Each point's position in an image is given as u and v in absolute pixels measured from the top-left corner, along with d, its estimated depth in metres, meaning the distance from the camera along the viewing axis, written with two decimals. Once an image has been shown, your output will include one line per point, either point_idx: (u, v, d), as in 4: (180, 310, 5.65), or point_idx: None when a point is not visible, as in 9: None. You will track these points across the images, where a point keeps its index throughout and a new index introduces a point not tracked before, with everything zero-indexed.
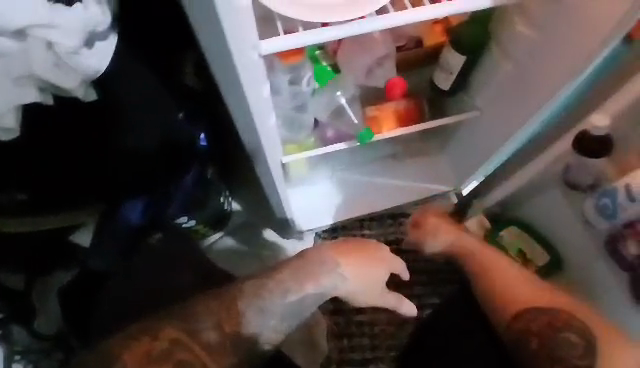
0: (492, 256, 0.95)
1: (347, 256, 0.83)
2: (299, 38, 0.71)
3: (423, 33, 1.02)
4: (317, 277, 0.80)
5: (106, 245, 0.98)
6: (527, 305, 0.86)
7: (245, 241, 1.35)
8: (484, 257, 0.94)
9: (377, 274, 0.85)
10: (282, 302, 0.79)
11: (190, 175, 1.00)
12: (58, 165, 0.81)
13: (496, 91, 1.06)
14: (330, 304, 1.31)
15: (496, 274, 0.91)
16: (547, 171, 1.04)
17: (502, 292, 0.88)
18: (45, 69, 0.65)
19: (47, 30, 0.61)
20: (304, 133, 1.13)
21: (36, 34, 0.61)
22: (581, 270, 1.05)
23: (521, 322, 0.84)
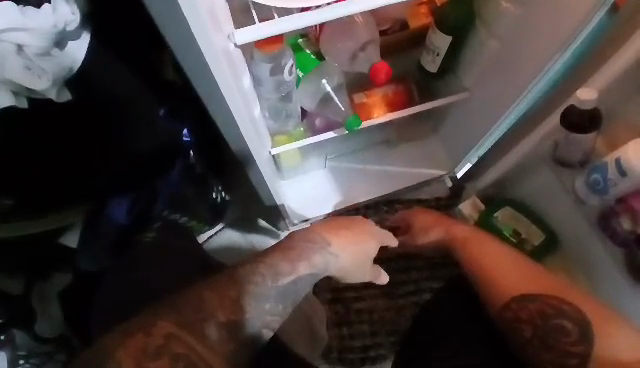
0: (483, 244, 0.92)
1: (341, 237, 0.87)
2: (275, 25, 0.69)
3: (408, 15, 1.01)
4: (310, 258, 0.83)
5: (96, 243, 1.00)
6: (519, 293, 0.84)
7: (245, 233, 1.34)
8: (473, 244, 0.93)
9: (364, 248, 0.89)
10: (275, 285, 0.80)
11: (175, 169, 0.97)
12: (36, 168, 0.79)
13: (482, 71, 1.04)
14: (329, 293, 1.32)
15: (487, 263, 0.88)
16: (536, 151, 1.04)
17: (494, 280, 0.86)
18: (17, 72, 0.64)
19: (17, 33, 0.61)
20: (292, 123, 1.11)
21: (6, 39, 0.61)
22: (573, 247, 1.05)
23: (512, 310, 0.83)
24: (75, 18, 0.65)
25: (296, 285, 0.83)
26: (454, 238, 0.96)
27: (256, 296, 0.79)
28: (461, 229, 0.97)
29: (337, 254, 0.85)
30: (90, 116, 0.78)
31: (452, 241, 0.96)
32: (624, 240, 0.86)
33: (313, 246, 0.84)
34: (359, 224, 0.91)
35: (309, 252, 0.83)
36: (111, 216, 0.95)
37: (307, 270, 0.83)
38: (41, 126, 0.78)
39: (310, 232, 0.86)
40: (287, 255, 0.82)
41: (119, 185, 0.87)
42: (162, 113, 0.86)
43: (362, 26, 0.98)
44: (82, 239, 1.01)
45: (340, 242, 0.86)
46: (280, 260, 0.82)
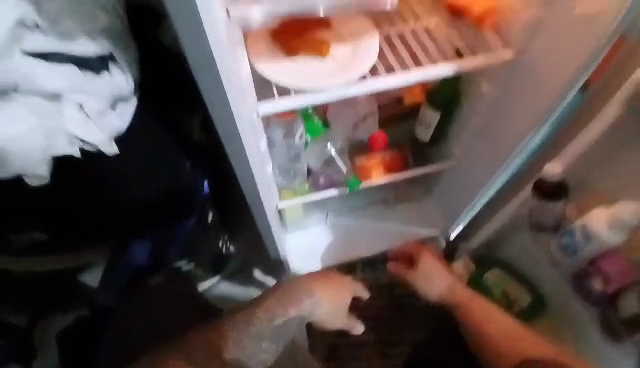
0: (482, 312, 0.99)
1: (326, 287, 0.93)
2: (292, 101, 0.85)
3: (403, 93, 1.15)
4: (299, 302, 0.88)
5: (110, 283, 1.06)
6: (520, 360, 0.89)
7: (243, 284, 1.43)
8: (473, 311, 1.00)
9: (343, 299, 0.96)
10: (270, 325, 0.85)
11: (191, 219, 1.05)
12: (76, 211, 0.88)
13: (469, 141, 1.19)
14: (322, 349, 1.39)
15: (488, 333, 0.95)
16: (517, 216, 1.15)
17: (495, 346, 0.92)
18: (77, 127, 0.74)
19: (81, 94, 0.75)
20: (298, 180, 1.23)
21: (71, 98, 0.74)
22: (557, 306, 1.10)
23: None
24: (129, 85, 0.84)
25: (287, 326, 0.89)
26: (457, 304, 1.03)
27: (253, 337, 0.84)
28: (464, 292, 1.04)
29: (321, 302, 0.91)
30: (131, 170, 0.88)
31: (455, 308, 1.03)
32: (596, 297, 0.93)
33: (303, 291, 0.90)
34: (337, 278, 0.98)
35: (299, 297, 0.89)
36: (133, 258, 1.03)
37: (296, 313, 0.88)
38: (86, 175, 0.86)
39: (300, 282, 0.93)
40: (283, 301, 0.88)
41: (142, 229, 0.97)
42: (189, 165, 0.98)
43: (364, 101, 1.14)
44: (100, 280, 1.07)
45: (324, 289, 0.92)
46: (275, 304, 0.87)
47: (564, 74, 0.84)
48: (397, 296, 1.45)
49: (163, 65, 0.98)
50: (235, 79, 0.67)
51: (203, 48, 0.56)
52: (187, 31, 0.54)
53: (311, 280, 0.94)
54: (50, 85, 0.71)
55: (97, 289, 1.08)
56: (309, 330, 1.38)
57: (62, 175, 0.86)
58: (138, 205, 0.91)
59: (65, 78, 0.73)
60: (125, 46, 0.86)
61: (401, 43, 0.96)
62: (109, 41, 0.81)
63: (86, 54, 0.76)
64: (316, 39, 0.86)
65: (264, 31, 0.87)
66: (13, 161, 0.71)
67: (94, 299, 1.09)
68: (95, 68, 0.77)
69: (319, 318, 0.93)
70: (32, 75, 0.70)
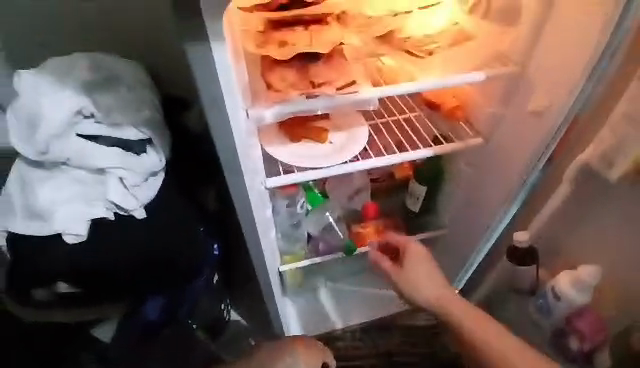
0: (474, 328, 0.91)
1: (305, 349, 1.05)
2: (295, 176, 1.00)
3: (393, 168, 1.34)
4: (282, 356, 1.03)
5: (126, 336, 1.17)
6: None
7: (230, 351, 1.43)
8: (461, 323, 0.93)
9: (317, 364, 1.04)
10: None
11: (202, 279, 1.14)
12: (101, 270, 1.00)
13: (454, 212, 1.32)
14: None
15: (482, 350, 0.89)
16: (502, 282, 1.23)
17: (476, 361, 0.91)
18: (116, 195, 1.00)
19: (121, 169, 0.99)
20: (299, 244, 1.35)
21: (113, 173, 0.99)
22: None
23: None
24: (161, 163, 1.03)
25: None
26: (447, 318, 0.97)
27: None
28: (459, 305, 0.97)
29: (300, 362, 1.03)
30: (156, 233, 1.04)
31: (448, 319, 0.97)
32: (574, 356, 1.01)
33: (293, 349, 1.04)
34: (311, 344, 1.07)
35: (285, 351, 1.04)
36: (147, 314, 1.13)
37: (283, 364, 1.02)
38: (117, 236, 1.01)
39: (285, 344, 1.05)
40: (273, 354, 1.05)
41: (157, 288, 1.06)
42: (203, 230, 1.10)
43: (359, 176, 1.30)
44: (115, 333, 1.19)
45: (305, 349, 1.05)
46: (263, 356, 1.05)
47: (523, 158, 1.00)
48: None
49: (194, 146, 1.23)
50: (248, 161, 0.83)
51: (227, 138, 0.72)
52: (218, 127, 0.70)
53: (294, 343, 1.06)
54: (99, 162, 0.97)
55: (112, 340, 1.20)
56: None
57: (96, 235, 1.01)
58: (156, 264, 1.03)
59: (109, 157, 0.98)
60: (162, 132, 1.07)
61: (388, 130, 1.14)
62: (150, 130, 1.03)
63: (127, 139, 1.00)
64: (317, 128, 1.05)
65: (273, 126, 1.06)
66: (58, 219, 0.97)
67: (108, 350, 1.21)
68: (136, 150, 1.01)
69: None
70: (86, 154, 0.97)
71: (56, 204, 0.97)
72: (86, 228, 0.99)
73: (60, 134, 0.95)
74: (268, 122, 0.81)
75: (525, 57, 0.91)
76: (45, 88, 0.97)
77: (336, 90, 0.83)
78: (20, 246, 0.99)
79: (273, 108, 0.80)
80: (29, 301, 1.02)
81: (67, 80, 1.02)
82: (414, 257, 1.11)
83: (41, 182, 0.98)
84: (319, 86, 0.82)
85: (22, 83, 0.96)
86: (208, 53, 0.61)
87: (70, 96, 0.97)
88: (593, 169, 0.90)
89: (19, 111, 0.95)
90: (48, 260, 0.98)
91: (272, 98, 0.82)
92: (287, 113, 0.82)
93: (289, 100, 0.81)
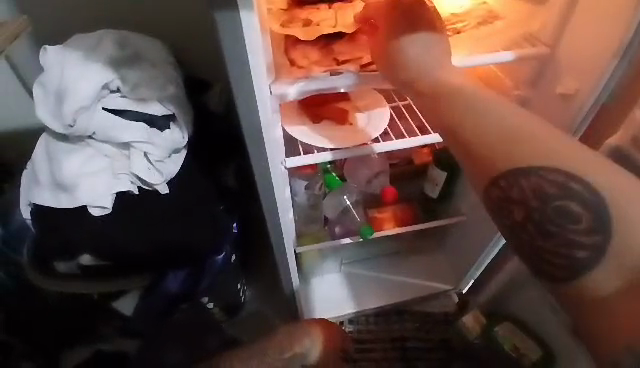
0: (470, 104, 0.64)
1: (318, 328, 1.06)
2: (315, 156, 1.00)
3: (412, 154, 1.32)
4: (293, 345, 1.01)
5: (145, 310, 1.20)
6: (503, 168, 0.62)
7: (251, 331, 1.44)
8: (491, 126, 0.62)
9: (333, 344, 1.08)
10: (282, 356, 1.00)
11: (221, 255, 1.17)
12: (123, 242, 1.02)
13: (474, 199, 1.30)
14: None
15: (481, 137, 0.62)
16: (521, 271, 1.20)
17: (474, 152, 0.63)
18: (141, 170, 1.02)
19: (146, 145, 1.01)
20: (317, 225, 1.35)
21: (138, 147, 1.01)
22: (564, 358, 1.11)
23: (477, 169, 0.64)
24: (183, 140, 1.06)
25: (295, 361, 1.01)
26: (448, 105, 0.66)
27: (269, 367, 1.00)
28: (435, 94, 0.69)
29: (315, 341, 1.04)
30: (179, 208, 1.06)
31: (439, 102, 0.67)
32: None
33: (305, 329, 1.05)
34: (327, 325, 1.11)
35: (301, 335, 1.03)
36: (168, 287, 1.16)
37: (299, 348, 1.02)
38: (141, 207, 1.04)
39: (300, 327, 1.06)
40: (291, 337, 1.03)
41: (177, 261, 1.09)
42: (222, 208, 1.13)
43: (377, 160, 1.29)
44: (136, 307, 1.21)
45: (318, 329, 1.06)
46: (284, 337, 1.03)
47: None
48: (405, 352, 1.44)
49: (213, 124, 1.24)
50: (271, 137, 0.83)
51: (252, 112, 0.72)
52: (243, 99, 0.70)
53: (308, 326, 1.06)
54: (124, 136, 0.99)
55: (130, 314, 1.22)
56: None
57: (121, 209, 1.03)
58: (176, 239, 1.05)
59: (134, 131, 1.00)
60: (185, 109, 1.09)
61: (410, 114, 1.13)
62: (174, 106, 1.06)
63: (153, 114, 1.03)
64: (339, 108, 1.05)
65: (293, 104, 1.07)
66: (83, 192, 0.99)
67: (130, 323, 1.24)
68: (159, 125, 1.03)
69: (317, 361, 1.03)
70: (112, 128, 0.99)
71: (81, 176, 1.00)
72: (111, 202, 1.01)
73: (87, 106, 0.97)
74: (291, 99, 0.81)
75: (555, 38, 0.89)
76: (72, 60, 0.99)
77: (360, 68, 0.82)
78: (43, 219, 1.03)
79: (297, 84, 0.79)
80: (53, 273, 1.07)
81: (95, 53, 1.05)
82: (422, 37, 0.73)
83: (68, 156, 1.01)
84: (343, 63, 0.82)
85: (48, 58, 0.99)
86: (234, 17, 0.60)
87: (98, 69, 1.00)
88: (622, 152, 0.83)
89: (48, 85, 0.98)
90: (71, 231, 1.01)
91: (295, 74, 0.81)
92: (312, 90, 0.81)
93: (313, 76, 0.80)
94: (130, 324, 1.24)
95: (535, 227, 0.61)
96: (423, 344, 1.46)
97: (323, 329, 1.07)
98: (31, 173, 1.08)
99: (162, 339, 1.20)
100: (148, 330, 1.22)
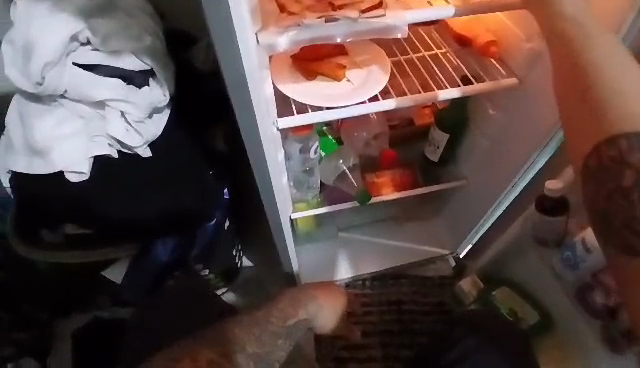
0: (601, 55, 0.49)
1: (325, 294, 1.05)
2: (309, 115, 0.92)
3: (413, 115, 1.25)
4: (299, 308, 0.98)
5: (136, 274, 1.17)
6: (583, 52, 0.49)
7: (250, 294, 1.43)
8: (616, 79, 0.47)
9: (340, 305, 1.07)
10: (284, 324, 0.95)
11: (213, 221, 1.13)
12: (103, 209, 0.97)
13: (478, 161, 1.25)
14: (319, 346, 1.38)
15: (604, 85, 0.47)
16: (521, 235, 1.18)
17: (566, 34, 0.51)
18: (118, 132, 0.95)
19: (122, 103, 0.93)
20: (312, 193, 1.28)
21: (113, 106, 0.93)
22: (567, 322, 1.09)
23: (556, 45, 0.51)
24: (165, 98, 0.98)
25: (298, 327, 0.98)
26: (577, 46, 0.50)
27: (270, 334, 0.93)
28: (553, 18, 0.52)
29: (323, 306, 1.02)
30: (168, 174, 1.01)
31: (565, 46, 0.50)
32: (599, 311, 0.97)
33: (309, 295, 1.02)
34: (331, 290, 1.08)
35: (306, 300, 1.00)
36: (156, 256, 1.14)
37: (305, 314, 0.99)
38: (123, 173, 0.98)
39: (307, 294, 1.01)
40: (296, 302, 0.99)
41: (171, 230, 1.04)
42: (212, 173, 1.07)
43: (375, 120, 1.23)
44: (127, 274, 1.19)
45: (326, 295, 1.04)
46: (288, 306, 0.97)
47: (524, 148, 1.05)
48: (400, 315, 1.43)
49: (202, 81, 1.15)
50: (261, 94, 0.75)
51: (237, 65, 0.65)
52: (226, 55, 0.64)
53: (317, 290, 1.04)
54: (97, 94, 0.91)
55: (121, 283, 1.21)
56: (316, 339, 1.38)
57: (101, 173, 0.97)
58: (166, 206, 1.00)
59: (109, 88, 0.92)
60: (166, 63, 1.00)
61: (412, 69, 1.05)
62: (152, 60, 0.97)
63: (129, 70, 0.94)
64: (334, 63, 0.96)
65: (284, 58, 0.98)
66: (58, 157, 0.93)
67: (122, 292, 1.23)
68: (137, 82, 0.95)
69: (320, 323, 1.03)
70: (84, 86, 0.91)
71: (56, 139, 0.92)
72: (89, 166, 0.95)
73: (55, 61, 0.88)
74: (282, 50, 0.72)
75: None
76: (42, 13, 0.90)
77: (360, 14, 0.72)
78: (22, 188, 0.97)
79: (288, 34, 0.71)
80: (36, 243, 1.05)
81: (64, 2, 0.93)
82: None
83: (41, 117, 0.93)
84: (340, 8, 0.72)
85: (22, 14, 0.90)
86: None
87: (66, 19, 0.90)
88: None
89: (15, 41, 0.89)
90: (51, 200, 0.96)
91: (286, 21, 0.71)
92: (304, 40, 0.73)
93: (305, 24, 0.71)
94: (124, 294, 1.22)
95: None
96: (419, 306, 1.44)
97: (331, 293, 1.06)
98: (6, 140, 1.00)
99: (150, 312, 1.10)
100: (139, 298, 1.20)
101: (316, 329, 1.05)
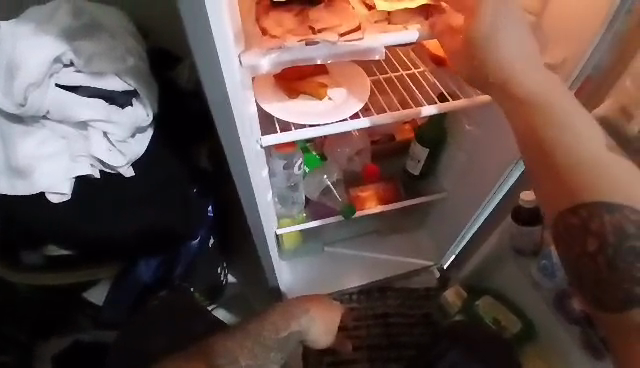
0: (560, 131, 0.63)
1: (317, 305, 1.01)
2: (292, 133, 0.94)
3: (395, 131, 1.29)
4: (294, 318, 0.98)
5: (118, 293, 1.15)
6: (546, 130, 0.63)
7: (237, 311, 1.42)
8: (576, 148, 0.62)
9: (334, 317, 1.02)
10: (278, 335, 0.96)
11: (197, 239, 1.13)
12: (86, 229, 0.96)
13: (457, 174, 1.29)
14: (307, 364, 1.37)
15: (567, 156, 0.62)
16: (501, 245, 1.21)
17: (527, 112, 0.65)
18: (101, 152, 0.95)
19: (105, 123, 0.94)
20: (296, 208, 1.30)
21: (96, 126, 0.94)
22: (548, 329, 1.12)
23: (524, 125, 0.66)
24: (148, 117, 0.98)
25: (290, 339, 0.97)
26: (542, 125, 0.64)
27: (265, 346, 0.95)
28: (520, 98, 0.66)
29: (315, 318, 0.99)
30: (152, 191, 1.00)
31: (531, 123, 0.65)
32: (576, 317, 1.02)
33: (299, 307, 0.99)
34: (325, 300, 1.04)
35: (297, 313, 0.98)
36: (139, 276, 1.13)
37: (298, 325, 0.97)
38: (106, 192, 0.98)
39: (298, 305, 1.00)
40: (286, 315, 0.98)
41: (157, 249, 1.05)
42: (195, 191, 1.08)
43: (357, 137, 1.26)
44: (108, 293, 1.16)
45: (319, 307, 1.00)
46: (278, 319, 0.97)
47: (499, 162, 1.10)
48: (387, 328, 1.44)
49: (185, 99, 1.17)
50: (244, 113, 0.76)
51: (220, 86, 0.67)
52: (208, 77, 0.65)
53: (309, 301, 1.01)
54: (80, 115, 0.91)
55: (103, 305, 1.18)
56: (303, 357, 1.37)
57: (84, 192, 0.97)
58: (150, 224, 1.00)
59: (92, 108, 0.92)
60: (149, 83, 1.00)
61: (391, 88, 1.09)
62: (136, 81, 0.97)
63: (111, 90, 0.94)
64: (315, 82, 0.99)
65: (267, 79, 1.01)
66: (41, 177, 0.92)
67: (103, 315, 1.20)
68: (120, 102, 0.95)
69: (313, 336, 1.00)
70: (67, 106, 0.90)
71: (38, 160, 0.92)
72: (70, 187, 0.94)
73: (39, 81, 0.88)
74: (264, 71, 0.74)
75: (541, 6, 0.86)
76: (26, 35, 0.90)
77: (339, 37, 0.75)
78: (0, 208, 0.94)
79: (270, 55, 0.73)
80: (19, 265, 1.04)
81: (47, 25, 0.94)
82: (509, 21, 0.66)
83: (22, 137, 0.92)
84: (320, 32, 0.75)
85: (6, 35, 0.91)
86: None
87: (50, 41, 0.91)
88: None
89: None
90: (31, 221, 0.94)
91: (267, 43, 0.74)
92: (285, 61, 0.75)
93: (286, 47, 0.74)
94: (104, 316, 1.19)
95: (605, 260, 0.60)
96: (405, 319, 1.45)
97: (324, 304, 1.02)
98: None
99: (131, 332, 1.07)
100: (120, 320, 1.18)
101: (309, 343, 1.02)
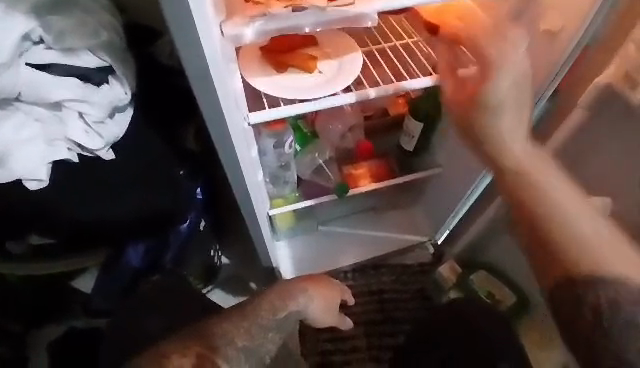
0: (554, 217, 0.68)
1: (316, 285, 1.03)
2: (280, 110, 0.90)
3: (387, 104, 1.24)
4: (290, 298, 0.97)
5: (110, 276, 1.14)
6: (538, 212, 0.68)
7: (234, 292, 1.42)
8: (568, 231, 0.67)
9: (332, 297, 1.05)
10: (274, 317, 0.93)
11: (186, 223, 1.10)
12: (69, 214, 0.92)
13: (451, 148, 1.26)
14: (304, 342, 1.38)
15: (558, 240, 0.67)
16: (496, 219, 1.20)
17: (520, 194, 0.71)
18: (78, 134, 0.89)
19: (81, 103, 0.87)
20: (288, 188, 1.27)
21: (70, 106, 0.87)
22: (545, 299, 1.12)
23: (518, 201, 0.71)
24: (127, 96, 0.93)
25: (288, 318, 0.97)
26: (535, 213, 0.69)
27: (261, 327, 0.91)
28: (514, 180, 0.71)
29: (314, 297, 1.00)
30: (134, 173, 0.96)
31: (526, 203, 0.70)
32: None
33: (296, 287, 0.99)
34: (325, 281, 1.07)
35: (294, 293, 0.98)
36: (128, 260, 1.11)
37: (295, 306, 0.97)
38: (87, 175, 0.93)
39: (294, 285, 1.00)
40: (283, 295, 0.97)
41: (144, 233, 1.00)
42: (182, 173, 1.04)
43: (350, 111, 1.21)
44: (100, 277, 1.15)
45: (318, 287, 1.02)
46: (276, 300, 0.96)
47: None
48: (383, 304, 1.44)
49: (165, 77, 1.11)
50: (229, 90, 0.72)
51: (200, 60, 0.61)
52: (188, 49, 0.60)
53: (306, 281, 1.03)
54: (53, 94, 0.84)
55: (93, 292, 1.18)
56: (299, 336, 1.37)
57: (64, 177, 0.92)
58: (136, 207, 0.96)
59: (65, 88, 0.85)
60: (124, 60, 0.95)
61: (383, 58, 1.03)
62: (110, 56, 0.91)
63: (86, 67, 0.88)
64: (305, 55, 0.94)
65: (252, 51, 0.94)
66: (15, 162, 0.84)
67: (94, 301, 1.19)
68: (96, 80, 0.89)
69: (310, 315, 1.00)
70: (40, 86, 0.83)
71: (10, 145, 0.84)
72: (47, 173, 0.88)
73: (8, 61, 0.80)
74: (248, 42, 0.68)
75: None
76: None
77: (327, 3, 0.70)
78: None
79: (254, 24, 0.67)
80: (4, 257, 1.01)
81: None
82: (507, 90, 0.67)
83: None
84: None
85: None
86: None
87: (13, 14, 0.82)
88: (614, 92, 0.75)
89: None
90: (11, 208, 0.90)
91: (251, 11, 0.69)
92: (271, 30, 0.69)
93: (272, 14, 0.69)
94: (95, 301, 1.17)
95: (590, 310, 0.66)
96: (399, 295, 1.46)
97: (324, 284, 1.05)
98: None
99: (123, 316, 1.05)
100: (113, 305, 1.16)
101: (306, 322, 1.03)
